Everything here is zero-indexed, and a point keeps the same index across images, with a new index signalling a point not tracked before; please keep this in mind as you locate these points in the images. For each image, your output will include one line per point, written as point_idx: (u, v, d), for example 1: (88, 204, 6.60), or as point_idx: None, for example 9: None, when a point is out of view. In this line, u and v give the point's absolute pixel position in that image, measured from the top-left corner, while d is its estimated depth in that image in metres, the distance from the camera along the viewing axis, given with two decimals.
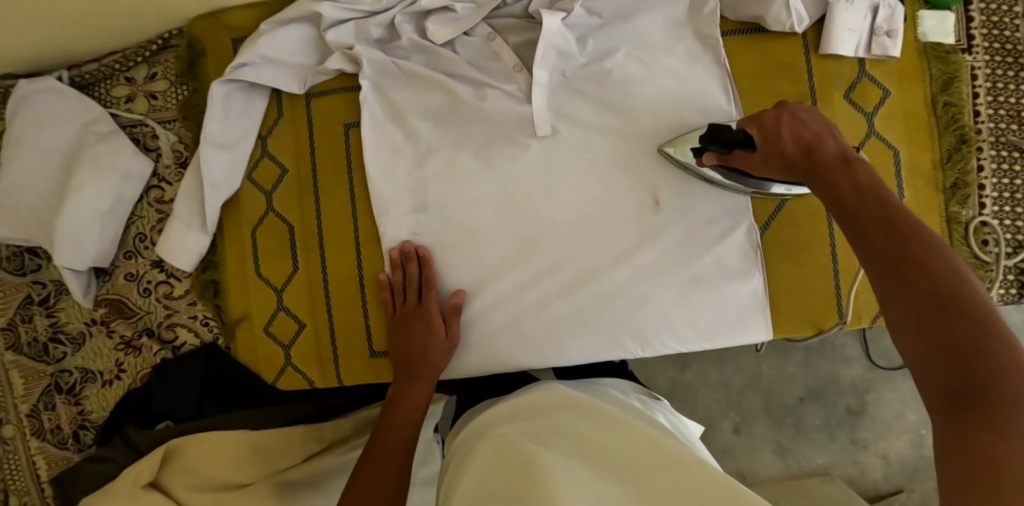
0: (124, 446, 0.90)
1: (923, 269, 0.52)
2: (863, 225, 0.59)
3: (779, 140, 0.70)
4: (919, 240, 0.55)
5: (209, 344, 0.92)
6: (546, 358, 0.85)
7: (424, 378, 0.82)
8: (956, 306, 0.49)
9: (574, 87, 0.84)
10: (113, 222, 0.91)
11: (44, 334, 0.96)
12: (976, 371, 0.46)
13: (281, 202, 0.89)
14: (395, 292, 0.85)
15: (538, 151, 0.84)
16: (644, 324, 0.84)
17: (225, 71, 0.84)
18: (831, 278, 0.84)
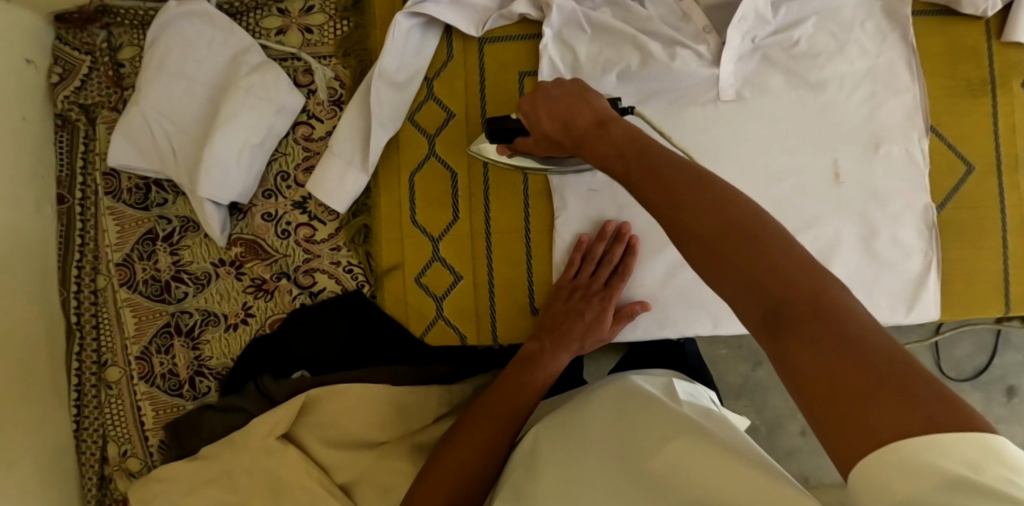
0: (257, 394, 0.85)
1: (695, 208, 0.50)
2: (635, 177, 0.56)
3: (539, 122, 0.69)
4: (677, 183, 0.52)
5: (354, 292, 0.87)
6: (719, 326, 0.81)
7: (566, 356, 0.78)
8: (734, 239, 0.48)
9: (763, 54, 0.83)
10: (259, 157, 0.86)
11: (166, 271, 0.90)
12: (772, 284, 0.45)
13: (445, 147, 0.85)
14: (584, 262, 0.81)
15: (721, 114, 0.83)
16: None
17: (406, 3, 0.80)
18: (999, 263, 0.84)
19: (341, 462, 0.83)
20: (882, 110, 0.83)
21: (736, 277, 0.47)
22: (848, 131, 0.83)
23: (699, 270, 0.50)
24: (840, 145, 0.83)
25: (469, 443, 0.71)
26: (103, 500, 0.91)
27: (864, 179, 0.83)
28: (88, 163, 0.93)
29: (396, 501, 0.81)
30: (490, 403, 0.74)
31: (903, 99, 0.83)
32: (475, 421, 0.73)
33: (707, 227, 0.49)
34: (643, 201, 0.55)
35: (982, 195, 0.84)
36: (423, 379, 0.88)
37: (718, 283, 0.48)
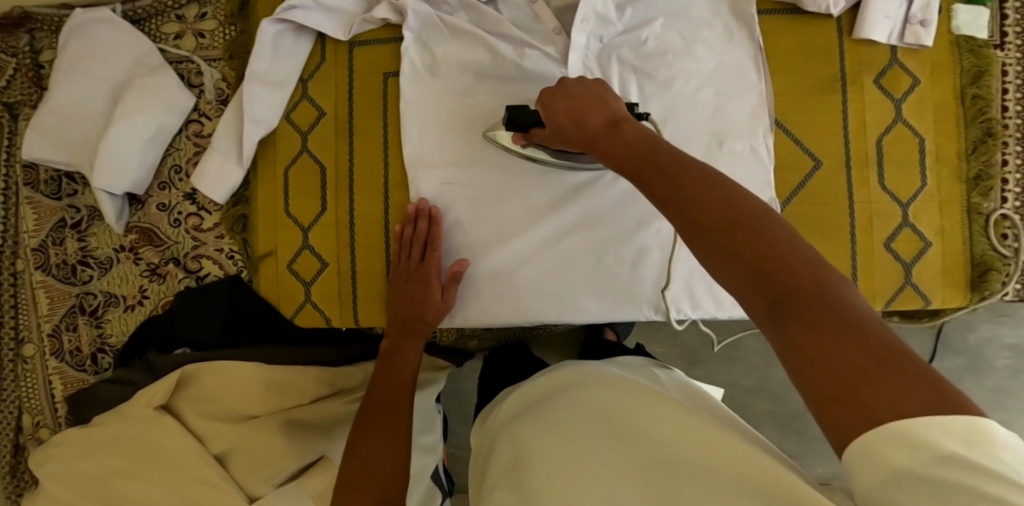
0: (143, 368, 0.93)
1: (702, 200, 0.52)
2: (644, 173, 0.58)
3: (556, 115, 0.71)
4: (689, 181, 0.53)
5: (232, 276, 0.94)
6: (561, 313, 0.86)
7: (418, 334, 0.87)
8: (740, 234, 0.49)
9: (612, 53, 0.86)
10: (152, 151, 0.94)
11: (73, 256, 0.98)
12: (775, 272, 0.47)
13: (316, 143, 0.91)
14: (403, 246, 0.87)
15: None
16: (664, 291, 0.85)
17: (275, 11, 0.87)
18: (847, 259, 0.86)
19: (214, 433, 0.92)
20: (728, 107, 0.86)
21: (744, 269, 0.48)
22: (694, 128, 0.86)
23: (705, 259, 0.51)
24: (685, 142, 0.86)
25: (373, 443, 0.83)
26: (17, 466, 1.00)
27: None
28: (11, 156, 1.01)
29: (268, 472, 0.91)
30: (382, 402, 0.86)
31: (744, 98, 0.85)
32: (383, 420, 0.85)
33: (714, 218, 0.51)
34: (656, 195, 0.56)
35: (828, 191, 0.86)
36: (307, 359, 0.97)
37: (726, 277, 0.49)
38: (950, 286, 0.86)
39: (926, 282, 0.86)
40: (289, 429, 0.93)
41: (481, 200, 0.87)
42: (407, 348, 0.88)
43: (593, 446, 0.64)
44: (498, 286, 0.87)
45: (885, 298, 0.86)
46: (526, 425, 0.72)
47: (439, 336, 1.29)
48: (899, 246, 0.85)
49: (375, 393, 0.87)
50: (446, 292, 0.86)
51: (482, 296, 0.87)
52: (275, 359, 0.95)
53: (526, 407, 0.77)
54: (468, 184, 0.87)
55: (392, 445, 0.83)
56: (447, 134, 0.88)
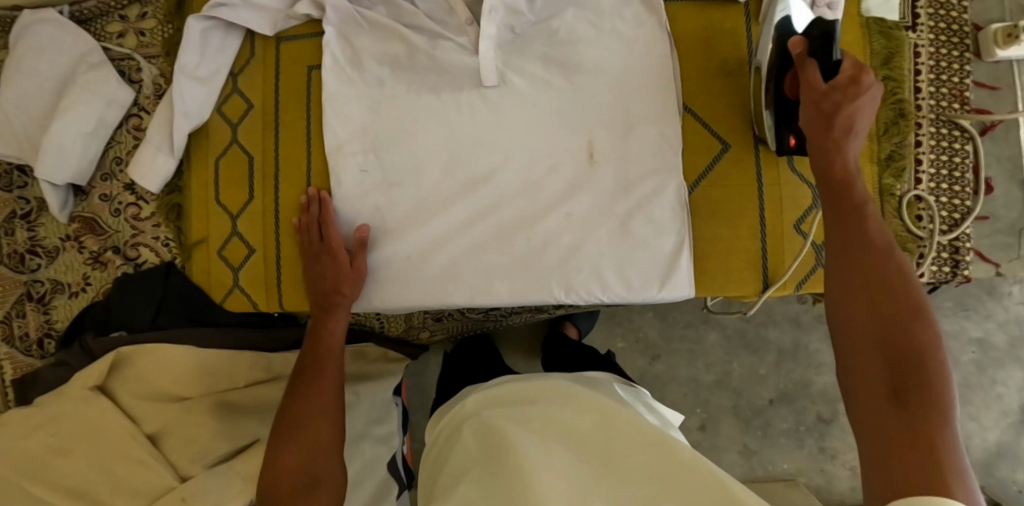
0: (81, 351, 0.97)
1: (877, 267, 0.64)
2: (839, 213, 0.68)
3: (836, 98, 0.68)
4: (877, 244, 0.65)
5: (167, 263, 0.98)
6: (474, 297, 0.89)
7: (339, 306, 0.89)
8: (892, 311, 0.62)
9: (523, 44, 0.88)
10: (94, 144, 0.98)
11: (23, 246, 1.03)
12: (898, 353, 0.60)
13: (245, 135, 0.95)
14: (307, 230, 0.90)
15: (482, 100, 0.89)
16: (573, 274, 0.87)
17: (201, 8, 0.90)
18: (757, 242, 0.87)
19: (149, 413, 0.95)
20: (638, 94, 0.87)
21: (870, 335, 0.62)
22: (606, 114, 0.87)
23: (847, 309, 0.64)
24: (594, 127, 0.87)
25: (302, 421, 0.84)
26: None
27: (616, 157, 0.87)
28: None
29: (199, 452, 0.94)
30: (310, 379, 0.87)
31: (653, 84, 0.87)
32: (308, 390, 0.86)
33: (876, 286, 0.63)
34: (839, 206, 0.68)
35: (736, 173, 0.87)
36: (239, 343, 1.01)
37: (845, 317, 0.64)
38: None
39: None
40: (222, 409, 0.97)
41: (397, 187, 0.90)
42: (329, 321, 0.89)
43: (557, 454, 0.69)
44: (416, 270, 0.90)
45: (796, 282, 0.87)
46: (498, 419, 0.76)
47: (390, 326, 1.30)
48: (809, 227, 0.86)
49: (302, 363, 0.88)
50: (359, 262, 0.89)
51: (400, 281, 0.90)
52: (207, 341, 0.98)
53: (490, 400, 0.81)
54: (384, 173, 0.90)
55: (319, 411, 0.85)
56: (365, 124, 0.90)
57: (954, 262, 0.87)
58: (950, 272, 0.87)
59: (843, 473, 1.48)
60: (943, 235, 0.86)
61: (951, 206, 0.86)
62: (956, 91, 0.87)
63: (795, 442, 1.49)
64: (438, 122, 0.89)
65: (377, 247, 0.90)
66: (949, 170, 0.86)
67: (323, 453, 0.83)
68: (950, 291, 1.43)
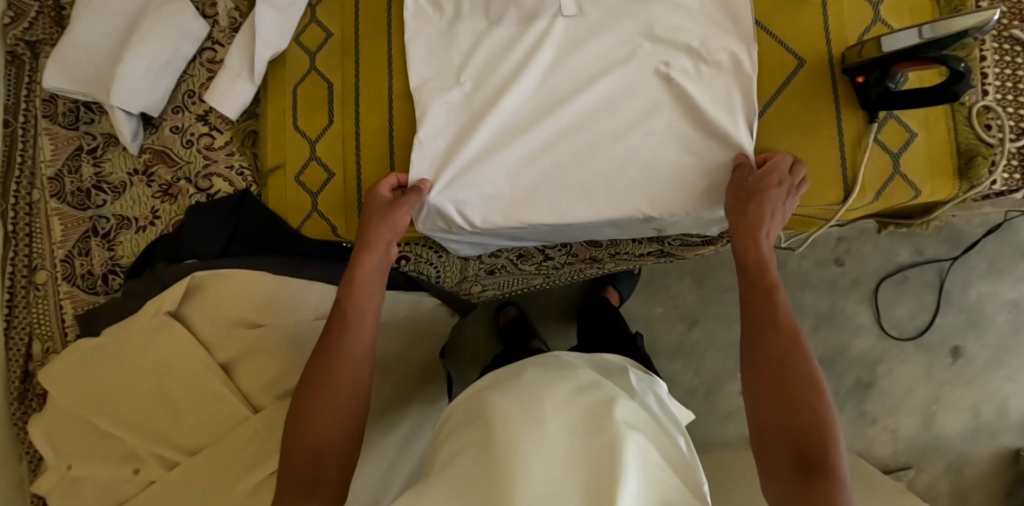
0: (151, 281, 0.95)
1: (780, 344, 0.71)
2: (747, 289, 0.77)
3: (755, 200, 0.81)
4: (781, 326, 0.72)
5: (242, 191, 0.97)
6: (560, 216, 0.89)
7: (372, 249, 0.83)
8: (791, 384, 0.69)
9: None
10: (167, 75, 0.98)
11: (89, 181, 1.02)
12: (798, 427, 0.67)
13: (323, 62, 0.96)
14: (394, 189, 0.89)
15: (557, 31, 0.90)
16: (657, 189, 0.89)
17: None
18: (837, 151, 0.88)
19: (221, 341, 0.94)
20: (711, 19, 0.88)
21: (774, 404, 0.69)
22: (685, 40, 0.87)
23: (758, 379, 0.71)
24: (666, 47, 0.88)
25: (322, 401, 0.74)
26: (26, 393, 1.02)
27: (691, 76, 0.88)
28: (30, 91, 1.06)
29: (271, 380, 0.93)
30: (325, 346, 0.78)
31: (735, 17, 0.86)
32: (334, 353, 0.77)
33: (778, 358, 0.71)
34: (750, 282, 0.77)
35: (816, 86, 0.89)
36: (309, 275, 0.95)
37: (757, 403, 0.70)
38: (938, 175, 0.88)
39: (914, 172, 0.88)
40: (293, 342, 0.94)
41: (479, 126, 0.89)
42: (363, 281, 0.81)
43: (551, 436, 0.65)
44: (496, 196, 0.90)
45: (875, 191, 0.89)
46: (499, 401, 0.71)
47: (445, 277, 1.25)
48: (885, 137, 0.88)
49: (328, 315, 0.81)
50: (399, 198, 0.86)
51: (479, 205, 0.90)
52: (277, 267, 0.94)
53: (496, 380, 0.79)
54: (468, 105, 0.90)
55: (355, 382, 0.76)
56: (450, 65, 0.92)
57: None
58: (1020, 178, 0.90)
59: (884, 439, 1.47)
60: (1012, 143, 0.89)
61: (1018, 115, 0.89)
62: (1015, 11, 0.91)
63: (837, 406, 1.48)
64: (513, 50, 0.90)
65: (450, 172, 0.89)
66: (1013, 83, 0.90)
67: (338, 449, 0.73)
68: (982, 251, 1.47)
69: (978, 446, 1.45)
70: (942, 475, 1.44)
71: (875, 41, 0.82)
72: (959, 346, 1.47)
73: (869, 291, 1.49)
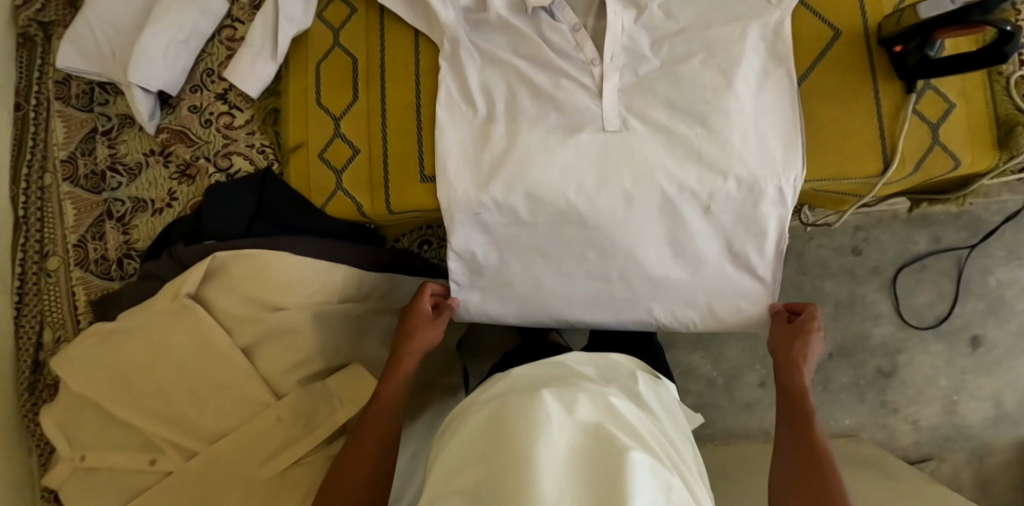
0: (171, 263, 0.92)
1: (813, 449, 0.77)
2: (788, 403, 0.83)
3: (783, 328, 0.89)
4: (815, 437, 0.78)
5: (264, 169, 0.94)
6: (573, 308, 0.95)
7: (410, 359, 0.86)
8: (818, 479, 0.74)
9: (647, 87, 0.87)
10: (185, 52, 0.95)
11: (103, 163, 0.99)
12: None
13: (347, 37, 0.93)
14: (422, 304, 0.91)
15: (602, 143, 0.86)
16: (676, 307, 0.93)
17: None
18: (875, 122, 0.87)
19: (242, 325, 0.90)
20: (765, 149, 0.85)
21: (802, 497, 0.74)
22: (740, 171, 0.85)
23: (789, 471, 0.77)
24: (713, 170, 0.85)
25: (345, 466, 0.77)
26: (36, 384, 0.99)
27: (729, 208, 0.87)
28: (43, 74, 1.04)
29: (294, 365, 0.90)
30: (358, 432, 0.80)
31: (794, 135, 0.85)
32: (358, 441, 0.79)
33: (810, 461, 0.76)
34: (786, 395, 0.84)
35: (852, 57, 0.88)
36: (332, 257, 0.92)
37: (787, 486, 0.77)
38: (978, 145, 0.87)
39: (954, 142, 0.87)
40: (317, 322, 0.91)
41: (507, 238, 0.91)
42: (390, 384, 0.84)
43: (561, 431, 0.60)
44: (509, 281, 0.93)
45: (915, 162, 0.87)
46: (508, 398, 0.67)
47: None
48: (924, 107, 0.87)
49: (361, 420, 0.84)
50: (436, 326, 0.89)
51: (500, 305, 0.95)
52: (303, 248, 0.90)
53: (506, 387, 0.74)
54: (508, 205, 0.88)
55: (365, 465, 0.78)
56: (479, 161, 0.88)
57: None
58: None
59: (906, 429, 1.45)
60: None
61: None
62: None
63: (858, 396, 1.45)
64: (558, 147, 0.87)
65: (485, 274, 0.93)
66: None
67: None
68: (1001, 239, 1.43)
69: (1000, 435, 1.43)
70: (966, 463, 1.42)
71: (912, 9, 0.81)
72: (978, 334, 1.44)
73: (887, 281, 1.46)
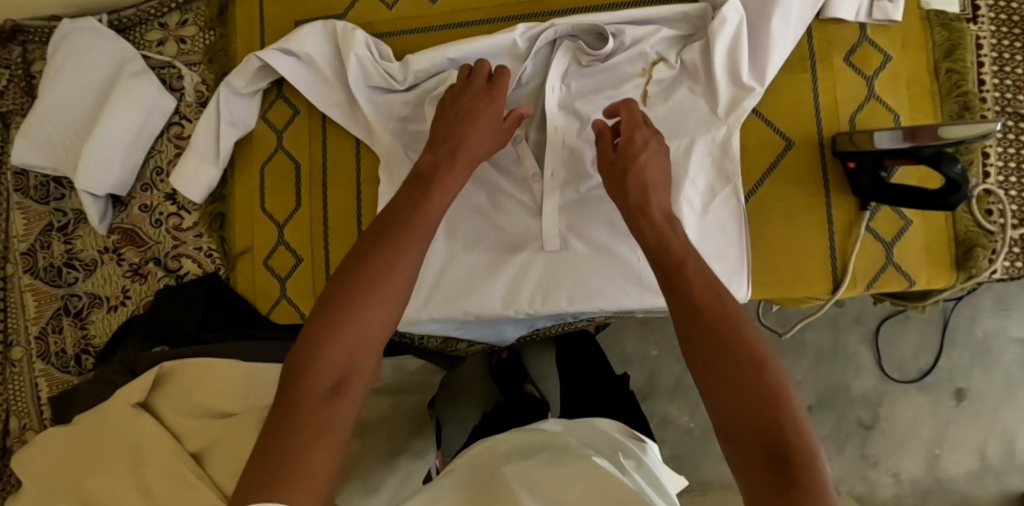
0: (121, 367, 0.94)
1: (710, 315, 0.58)
2: (663, 263, 0.65)
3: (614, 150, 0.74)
4: (704, 298, 0.60)
5: (211, 274, 0.95)
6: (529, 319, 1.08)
7: (463, 161, 0.74)
8: (732, 347, 0.56)
9: (588, 205, 0.85)
10: (134, 152, 0.96)
11: (59, 259, 1.01)
12: (760, 407, 0.53)
13: (290, 141, 0.92)
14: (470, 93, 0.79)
15: (540, 266, 0.85)
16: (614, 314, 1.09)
17: (263, 49, 0.87)
18: (827, 241, 0.83)
19: (190, 431, 0.89)
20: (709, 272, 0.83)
21: (725, 390, 0.55)
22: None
23: (694, 354, 0.58)
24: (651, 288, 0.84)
25: (373, 290, 0.63)
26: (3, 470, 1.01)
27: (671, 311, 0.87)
28: (3, 164, 1.04)
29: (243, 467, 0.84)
30: (374, 252, 0.65)
31: (735, 261, 0.82)
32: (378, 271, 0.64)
33: (717, 332, 0.57)
34: (660, 265, 0.65)
35: (806, 170, 0.84)
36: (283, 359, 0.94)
37: (701, 372, 0.57)
38: (934, 264, 0.83)
39: (909, 262, 0.83)
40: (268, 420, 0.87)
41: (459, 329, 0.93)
42: (444, 178, 0.72)
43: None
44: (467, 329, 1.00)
45: (867, 282, 0.84)
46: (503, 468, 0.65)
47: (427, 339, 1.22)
48: (878, 224, 0.83)
49: (399, 197, 0.71)
50: (501, 128, 0.78)
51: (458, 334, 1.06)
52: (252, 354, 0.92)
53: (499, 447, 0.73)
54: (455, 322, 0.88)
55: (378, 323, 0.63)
56: (417, 288, 0.87)
57: None
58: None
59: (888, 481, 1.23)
60: (1013, 230, 0.83)
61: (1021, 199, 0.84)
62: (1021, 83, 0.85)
63: (834, 446, 1.24)
64: (498, 274, 0.86)
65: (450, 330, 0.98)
66: (1017, 163, 0.84)
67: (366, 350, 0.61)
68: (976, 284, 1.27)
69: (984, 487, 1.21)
70: None
71: (867, 133, 0.77)
72: (963, 387, 1.23)
73: (870, 331, 1.25)
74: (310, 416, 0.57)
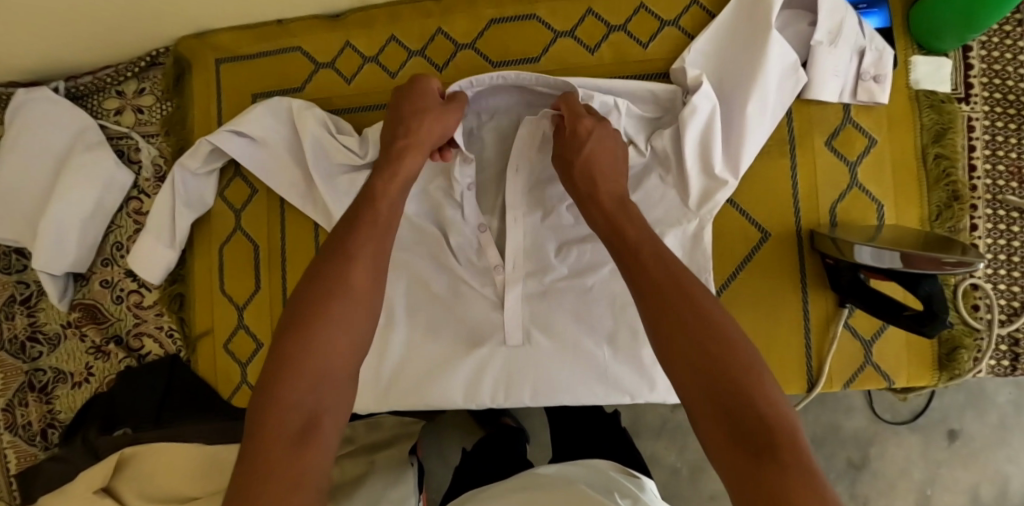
0: (84, 448, 0.90)
1: (679, 315, 0.56)
2: (630, 260, 0.62)
3: (564, 143, 0.72)
4: (676, 294, 0.57)
5: (171, 354, 0.94)
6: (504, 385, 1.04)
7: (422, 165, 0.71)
8: (708, 345, 0.54)
9: (552, 297, 0.81)
10: (93, 228, 0.93)
11: (22, 332, 0.99)
12: (738, 405, 0.51)
13: (248, 221, 0.90)
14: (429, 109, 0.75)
15: (502, 360, 0.82)
16: None
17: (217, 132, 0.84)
18: (802, 337, 0.80)
19: None
20: None
21: (703, 392, 0.53)
22: (650, 397, 0.81)
23: (670, 361, 0.55)
24: (613, 385, 0.81)
25: (336, 317, 0.60)
26: None
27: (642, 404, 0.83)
28: None
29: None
30: (331, 271, 0.62)
31: None
32: (336, 285, 0.61)
33: (688, 334, 0.55)
34: (624, 261, 0.62)
35: (780, 263, 0.80)
36: None
37: (679, 374, 0.54)
38: (916, 363, 0.79)
39: (889, 360, 0.79)
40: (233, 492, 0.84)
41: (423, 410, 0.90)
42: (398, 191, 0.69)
43: None
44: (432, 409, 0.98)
45: (844, 380, 0.80)
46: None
47: None
48: (856, 321, 0.79)
49: (359, 210, 0.68)
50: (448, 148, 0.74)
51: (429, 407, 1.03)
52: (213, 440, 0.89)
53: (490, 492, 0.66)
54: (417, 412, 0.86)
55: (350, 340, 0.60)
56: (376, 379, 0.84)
57: (1014, 355, 0.80)
58: (1010, 366, 0.80)
59: None
60: (1001, 326, 0.79)
61: (1010, 294, 0.79)
62: (1014, 168, 0.80)
63: None
64: (459, 367, 0.83)
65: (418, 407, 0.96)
66: (1006, 255, 0.80)
67: (339, 373, 0.59)
68: None
69: None
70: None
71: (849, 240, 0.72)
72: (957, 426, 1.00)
73: None
74: (278, 456, 0.53)
